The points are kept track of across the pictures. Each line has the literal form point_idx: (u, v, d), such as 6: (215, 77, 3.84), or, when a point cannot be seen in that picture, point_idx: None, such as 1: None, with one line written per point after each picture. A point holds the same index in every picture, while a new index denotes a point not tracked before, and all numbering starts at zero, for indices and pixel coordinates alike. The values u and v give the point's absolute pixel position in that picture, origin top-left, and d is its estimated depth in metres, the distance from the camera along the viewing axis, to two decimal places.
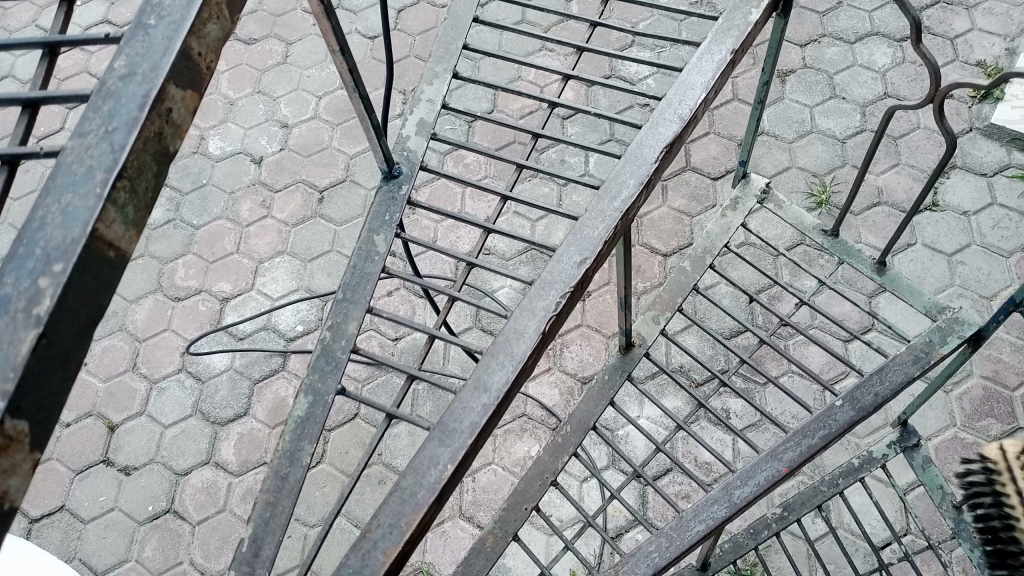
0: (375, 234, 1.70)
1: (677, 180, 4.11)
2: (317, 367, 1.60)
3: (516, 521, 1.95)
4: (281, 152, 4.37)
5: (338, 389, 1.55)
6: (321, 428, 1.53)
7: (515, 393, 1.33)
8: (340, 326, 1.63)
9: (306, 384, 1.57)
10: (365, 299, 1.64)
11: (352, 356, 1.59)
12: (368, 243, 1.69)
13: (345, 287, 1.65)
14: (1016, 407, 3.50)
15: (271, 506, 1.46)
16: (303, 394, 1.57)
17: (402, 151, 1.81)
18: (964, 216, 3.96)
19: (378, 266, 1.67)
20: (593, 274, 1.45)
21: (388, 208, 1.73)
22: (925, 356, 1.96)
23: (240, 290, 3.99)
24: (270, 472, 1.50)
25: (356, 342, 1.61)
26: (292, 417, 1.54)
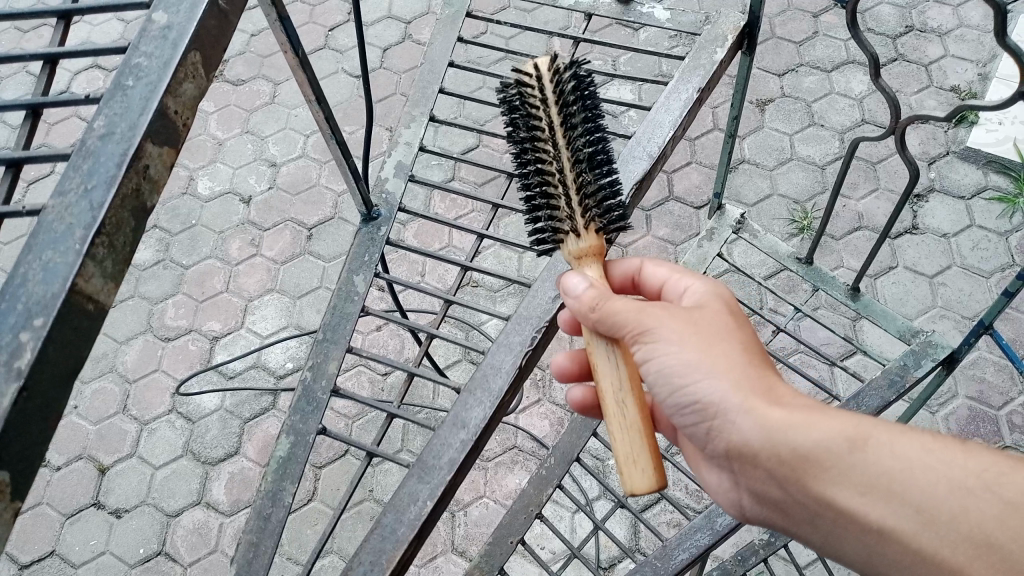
0: (354, 275, 1.73)
1: (660, 210, 4.17)
2: (297, 408, 1.62)
3: (502, 555, 1.94)
4: (270, 191, 4.42)
5: (318, 429, 1.57)
6: (303, 467, 1.55)
7: (493, 428, 1.36)
8: (321, 366, 1.66)
9: (288, 424, 1.59)
10: (345, 338, 1.67)
11: (333, 396, 1.62)
12: (347, 284, 1.72)
13: (325, 327, 1.68)
14: (1002, 426, 3.54)
15: (253, 546, 1.48)
16: (285, 434, 1.59)
17: (381, 193, 1.85)
18: (944, 239, 4.03)
19: (357, 306, 1.70)
20: (567, 308, 1.49)
21: (368, 251, 1.76)
22: (900, 380, 1.99)
23: (230, 329, 4.01)
24: (253, 512, 1.52)
25: (336, 381, 1.64)
26: (273, 457, 1.56)
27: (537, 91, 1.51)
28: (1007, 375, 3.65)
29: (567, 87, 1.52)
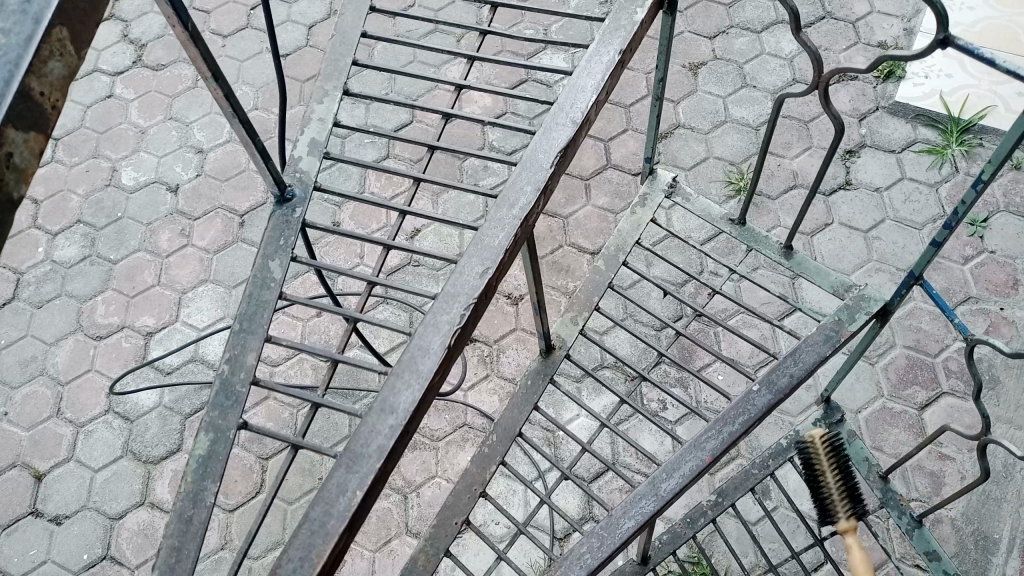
0: (270, 261, 1.66)
1: (599, 179, 4.15)
2: (216, 403, 1.55)
3: (448, 537, 1.90)
4: (197, 179, 4.28)
5: (238, 424, 1.52)
6: (223, 465, 1.49)
7: (423, 411, 1.31)
8: (240, 358, 1.59)
9: (206, 420, 1.53)
10: (262, 328, 1.60)
11: (252, 389, 1.56)
12: (263, 270, 1.65)
13: (241, 318, 1.61)
14: (939, 372, 3.67)
15: (175, 551, 1.43)
16: (204, 430, 1.53)
17: (294, 173, 1.77)
18: (877, 193, 4.09)
19: (274, 294, 1.64)
20: (497, 283, 1.42)
21: (283, 234, 1.69)
22: (835, 334, 1.99)
23: (164, 324, 3.89)
24: (174, 513, 1.46)
25: (256, 373, 1.58)
26: (192, 458, 1.49)
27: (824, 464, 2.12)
28: (941, 323, 3.78)
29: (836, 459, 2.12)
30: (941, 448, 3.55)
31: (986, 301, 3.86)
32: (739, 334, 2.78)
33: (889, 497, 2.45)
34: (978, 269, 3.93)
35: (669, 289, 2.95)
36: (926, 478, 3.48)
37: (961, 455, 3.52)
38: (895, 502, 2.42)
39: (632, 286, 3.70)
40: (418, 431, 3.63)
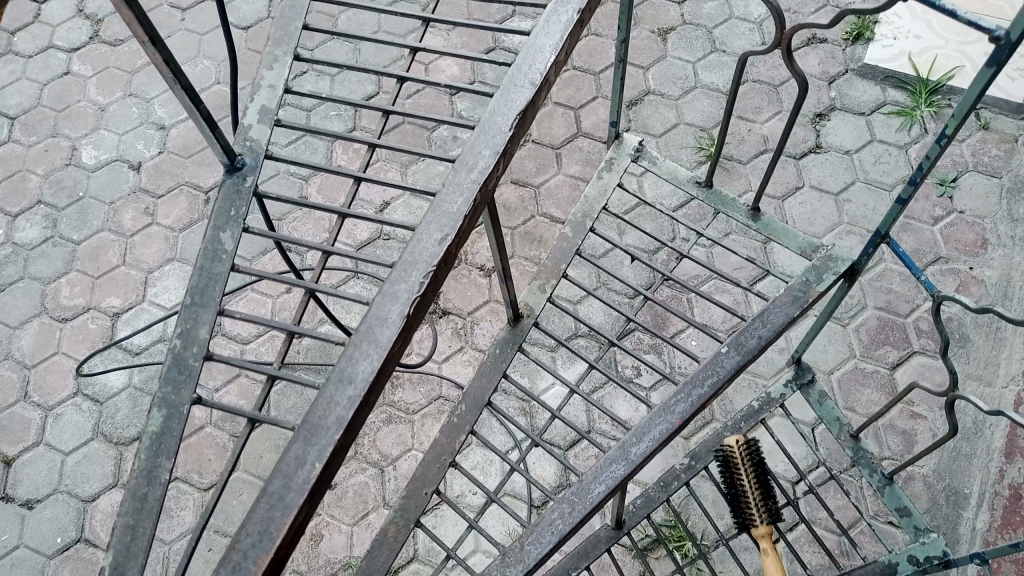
0: (221, 232, 1.62)
1: (570, 148, 4.11)
2: (169, 378, 1.52)
3: (419, 508, 1.88)
4: (160, 156, 4.19)
5: (192, 399, 1.49)
6: (178, 440, 1.47)
7: (383, 380, 1.28)
8: (193, 332, 1.56)
9: (159, 396, 1.50)
10: (214, 301, 1.56)
11: (206, 364, 1.53)
12: (214, 242, 1.60)
13: (192, 291, 1.56)
14: (909, 332, 3.70)
15: (131, 528, 1.41)
16: (157, 406, 1.50)
17: (243, 141, 1.72)
18: (847, 155, 4.09)
19: (226, 266, 1.59)
20: (457, 250, 1.38)
21: (234, 204, 1.65)
22: (803, 295, 1.98)
23: (131, 304, 3.82)
24: (128, 490, 1.43)
25: (209, 347, 1.54)
26: (145, 434, 1.47)
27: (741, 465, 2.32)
28: (911, 283, 3.81)
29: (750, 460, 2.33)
30: (913, 407, 3.59)
31: (955, 261, 3.88)
32: (711, 299, 2.76)
33: (859, 455, 2.47)
34: (948, 229, 3.96)
35: (638, 256, 2.94)
36: (898, 436, 3.52)
37: (932, 413, 3.56)
38: (865, 460, 2.45)
39: (605, 255, 3.68)
40: (393, 405, 3.60)
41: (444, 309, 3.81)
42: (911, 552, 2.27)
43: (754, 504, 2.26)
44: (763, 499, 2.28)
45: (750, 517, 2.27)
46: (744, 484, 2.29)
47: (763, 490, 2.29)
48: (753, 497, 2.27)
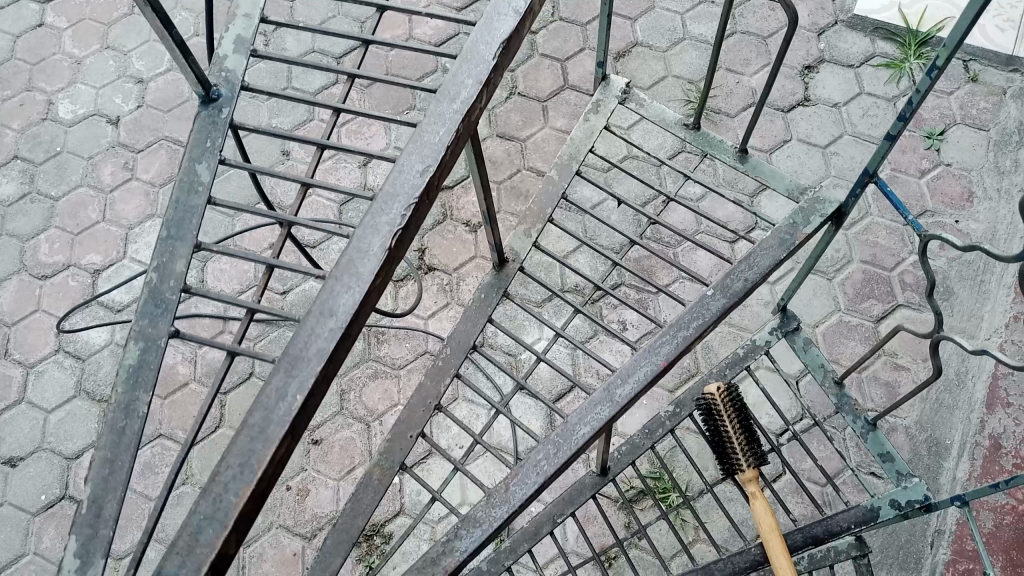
0: (196, 164, 1.59)
1: (556, 101, 4.06)
2: (145, 312, 1.51)
3: (403, 451, 1.88)
4: (138, 110, 4.11)
5: (169, 333, 1.48)
6: (155, 375, 1.47)
7: (365, 313, 1.26)
8: (169, 265, 1.54)
9: (135, 330, 1.49)
10: (191, 235, 1.54)
11: (183, 298, 1.52)
12: (189, 174, 1.57)
13: (167, 224, 1.54)
14: (895, 285, 3.71)
15: (109, 462, 1.42)
16: (134, 340, 1.50)
17: (218, 71, 1.68)
18: (835, 109, 4.05)
19: (202, 198, 1.57)
20: (439, 183, 1.36)
21: (209, 136, 1.61)
22: (790, 238, 1.96)
23: (112, 261, 3.76)
24: (106, 424, 1.45)
25: (186, 281, 1.53)
26: (122, 367, 1.48)
27: (723, 414, 2.31)
28: (898, 237, 3.81)
29: (732, 405, 2.32)
30: (897, 359, 3.61)
31: (941, 215, 3.88)
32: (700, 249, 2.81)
33: (844, 402, 2.48)
34: (935, 183, 3.95)
35: (621, 201, 2.94)
36: (881, 388, 3.54)
37: (915, 365, 3.58)
38: (849, 407, 2.45)
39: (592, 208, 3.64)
40: (379, 360, 3.59)
41: (429, 265, 3.77)
42: (893, 496, 2.28)
43: (740, 449, 2.27)
44: (748, 443, 2.29)
45: (736, 461, 2.28)
46: (728, 429, 2.29)
47: (746, 435, 2.31)
48: (738, 441, 2.28)
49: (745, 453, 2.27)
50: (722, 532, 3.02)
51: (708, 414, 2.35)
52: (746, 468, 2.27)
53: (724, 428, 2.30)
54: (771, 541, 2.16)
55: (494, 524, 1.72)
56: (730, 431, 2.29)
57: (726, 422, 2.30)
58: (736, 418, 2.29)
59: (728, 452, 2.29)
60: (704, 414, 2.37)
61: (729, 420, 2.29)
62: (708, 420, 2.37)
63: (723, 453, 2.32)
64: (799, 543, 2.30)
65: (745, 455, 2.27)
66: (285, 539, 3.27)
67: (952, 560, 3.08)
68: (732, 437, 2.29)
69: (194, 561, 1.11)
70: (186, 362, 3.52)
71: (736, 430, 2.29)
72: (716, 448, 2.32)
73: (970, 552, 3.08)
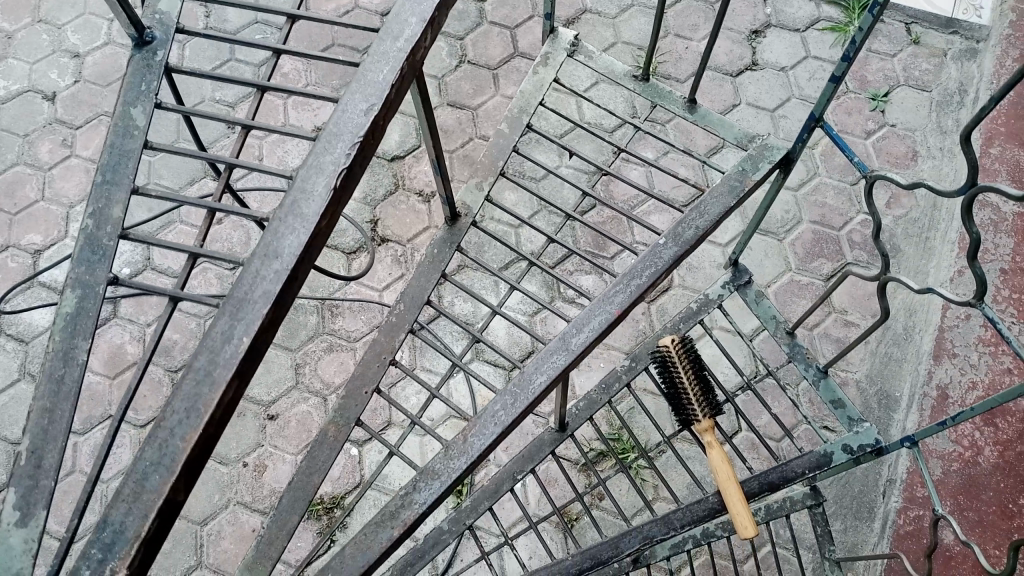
0: (131, 108, 1.60)
1: (506, 69, 4.03)
2: (81, 259, 1.53)
3: (359, 407, 1.87)
4: (76, 85, 3.98)
5: (107, 280, 1.51)
6: (94, 322, 1.49)
7: (311, 256, 1.27)
8: (105, 211, 1.56)
9: (73, 277, 1.51)
10: (127, 180, 1.56)
11: (120, 244, 1.54)
12: (124, 118, 1.59)
13: (103, 168, 1.56)
14: (843, 245, 3.77)
15: (48, 412, 1.44)
16: (71, 287, 1.52)
17: (153, 16, 1.69)
18: (782, 72, 4.09)
19: (137, 143, 1.58)
20: (383, 125, 1.36)
21: (144, 78, 1.62)
22: (739, 185, 1.98)
23: (53, 240, 3.65)
24: (45, 373, 1.46)
25: (124, 226, 1.55)
26: (59, 315, 1.49)
27: (677, 363, 2.33)
28: (846, 197, 3.87)
29: (685, 355, 2.35)
30: (847, 316, 3.67)
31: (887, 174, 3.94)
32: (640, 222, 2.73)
33: (796, 352, 2.52)
34: (880, 143, 4.02)
35: (577, 153, 2.85)
36: (832, 344, 3.61)
37: (864, 321, 3.65)
38: (801, 356, 2.50)
39: (545, 176, 3.61)
40: (334, 333, 3.54)
41: (382, 237, 3.73)
42: (846, 441, 2.33)
43: (694, 399, 2.29)
44: (703, 394, 2.31)
45: (692, 411, 2.30)
46: (683, 380, 2.32)
47: (701, 386, 2.33)
48: (693, 392, 2.30)
49: (700, 403, 2.29)
50: (682, 488, 3.05)
51: (662, 367, 2.37)
52: (702, 418, 2.28)
53: (679, 380, 2.32)
54: (727, 487, 2.17)
55: (452, 475, 1.69)
56: (685, 382, 2.32)
57: (681, 373, 2.32)
58: (691, 368, 2.32)
59: (683, 403, 2.32)
60: (659, 367, 2.40)
61: (683, 370, 2.31)
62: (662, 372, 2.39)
63: (677, 405, 2.35)
64: (754, 491, 2.32)
65: (701, 406, 2.29)
66: (243, 516, 3.22)
67: (903, 507, 3.11)
68: (687, 387, 2.31)
69: (141, 507, 1.14)
70: (134, 342, 3.44)
71: (692, 380, 2.32)
72: (671, 398, 2.35)
73: (921, 498, 3.11)
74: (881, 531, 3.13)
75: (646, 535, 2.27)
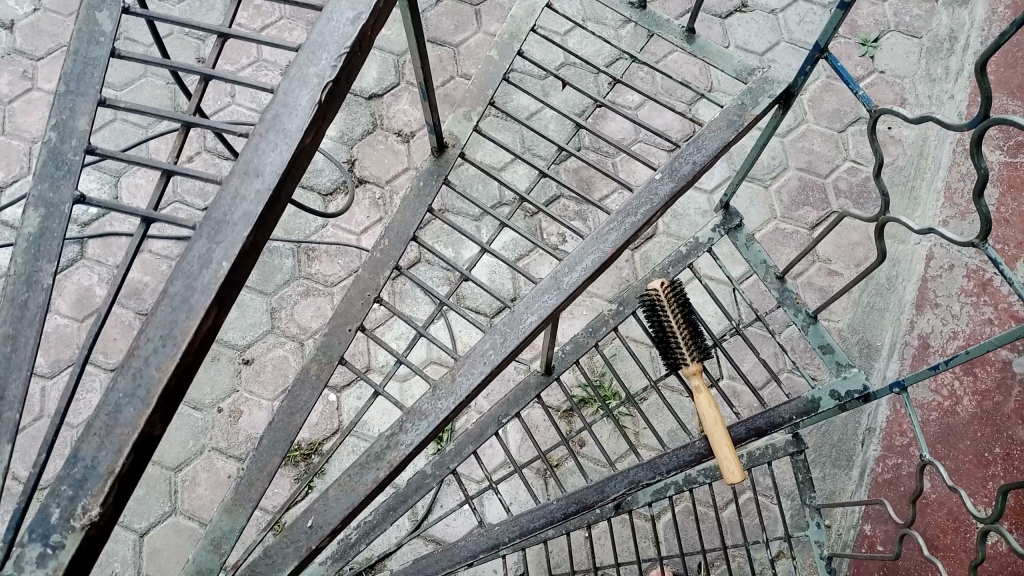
0: (96, 12, 1.48)
1: (489, 5, 3.89)
2: (44, 177, 1.43)
3: (343, 345, 1.80)
4: (35, 13, 3.78)
5: (73, 198, 1.41)
6: (60, 244, 1.40)
7: (294, 176, 1.19)
8: (69, 126, 1.45)
9: (35, 194, 1.41)
10: (93, 92, 1.45)
11: (86, 161, 1.44)
12: (89, 24, 1.48)
13: (67, 79, 1.45)
14: (829, 193, 3.73)
15: (11, 340, 1.36)
16: (33, 207, 1.42)
17: None
18: (772, 15, 3.99)
19: (104, 52, 1.47)
20: (372, 37, 1.27)
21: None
22: (738, 120, 1.90)
23: (15, 177, 3.49)
24: (7, 299, 1.38)
25: (91, 142, 1.45)
26: (22, 235, 1.40)
27: (665, 306, 2.28)
28: (833, 144, 3.81)
29: (675, 296, 2.30)
30: (831, 265, 3.65)
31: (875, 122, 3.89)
32: (636, 158, 2.66)
33: (785, 296, 2.49)
34: (868, 90, 3.95)
35: (569, 84, 2.78)
36: (816, 293, 3.59)
37: (848, 270, 3.63)
38: (791, 300, 2.46)
39: (529, 117, 3.51)
40: (311, 277, 3.45)
41: (360, 178, 3.62)
42: (833, 386, 2.31)
43: (683, 343, 2.24)
44: (692, 338, 2.27)
45: (680, 355, 2.26)
46: (672, 325, 2.27)
47: (691, 329, 2.28)
48: (683, 335, 2.25)
49: (688, 348, 2.25)
50: (665, 434, 3.04)
51: (651, 310, 2.32)
52: (689, 362, 2.25)
53: (668, 323, 2.27)
54: (714, 433, 2.14)
55: (440, 416, 1.64)
56: (674, 325, 2.27)
57: (670, 315, 2.27)
58: (681, 312, 2.27)
59: (671, 347, 2.28)
60: (648, 310, 2.34)
61: (672, 312, 2.26)
62: (651, 315, 2.34)
63: (665, 349, 2.30)
64: (741, 436, 2.29)
65: (689, 350, 2.25)
66: (219, 461, 3.16)
67: (882, 455, 3.14)
68: (676, 331, 2.27)
69: (115, 442, 1.07)
70: (103, 284, 3.33)
71: (682, 323, 2.27)
72: (659, 340, 2.30)
73: (899, 447, 3.12)
74: (860, 479, 3.15)
75: (631, 480, 2.24)
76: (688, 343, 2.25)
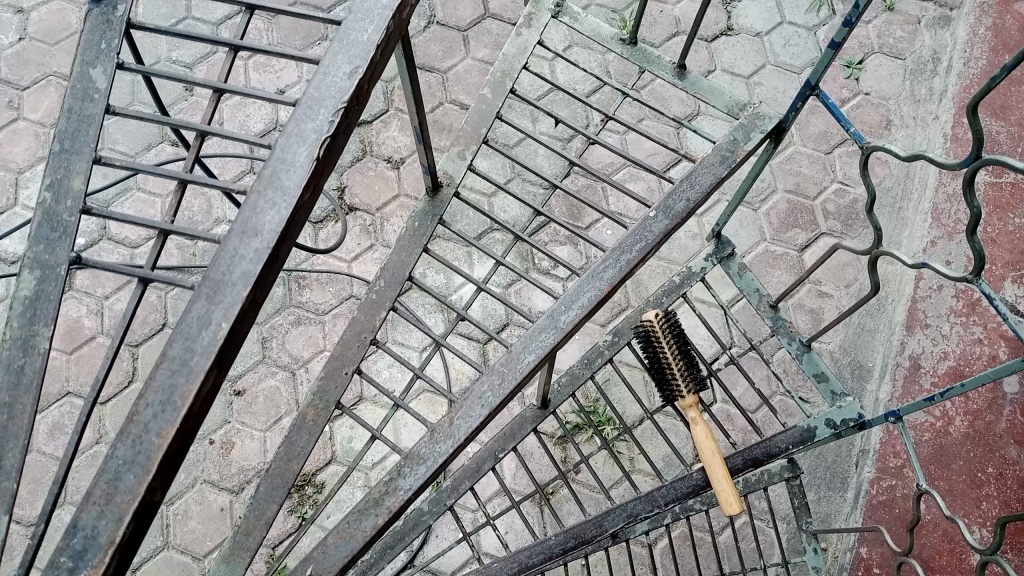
0: (90, 68, 1.47)
1: (477, 31, 3.90)
2: (39, 238, 1.42)
3: (339, 389, 1.80)
4: (20, 43, 3.76)
5: (69, 260, 1.40)
6: (55, 307, 1.39)
7: (292, 232, 1.19)
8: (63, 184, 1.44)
9: (30, 257, 1.40)
10: (88, 150, 1.44)
11: (81, 221, 1.43)
12: (83, 80, 1.47)
13: (61, 136, 1.44)
14: (818, 214, 3.75)
15: (9, 405, 1.35)
16: (28, 269, 1.40)
17: None
18: (757, 38, 4.03)
19: (99, 108, 1.47)
20: (368, 90, 1.27)
21: (102, 36, 1.49)
22: (730, 156, 1.91)
23: None
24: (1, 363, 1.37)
25: (86, 201, 1.44)
26: (17, 298, 1.39)
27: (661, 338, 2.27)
28: (820, 166, 3.84)
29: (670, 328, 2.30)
30: (821, 286, 3.66)
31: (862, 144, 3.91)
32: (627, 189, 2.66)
33: (779, 324, 2.49)
34: (853, 111, 3.99)
35: (560, 119, 2.73)
36: (806, 315, 3.60)
37: (838, 292, 3.64)
38: (784, 328, 2.47)
39: (519, 145, 3.51)
40: (302, 306, 3.43)
41: (350, 205, 3.61)
42: (829, 416, 2.30)
43: (679, 375, 2.24)
44: (688, 369, 2.26)
45: (676, 387, 2.25)
46: (668, 357, 2.26)
47: (686, 361, 2.28)
48: (678, 368, 2.24)
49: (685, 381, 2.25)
50: (659, 462, 3.04)
51: (645, 342, 2.32)
52: (686, 394, 2.24)
53: (664, 355, 2.26)
54: (711, 464, 2.13)
55: (439, 461, 1.63)
56: (670, 356, 2.26)
57: (665, 348, 2.27)
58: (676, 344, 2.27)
59: (667, 380, 2.28)
60: (643, 342, 2.34)
61: (668, 345, 2.26)
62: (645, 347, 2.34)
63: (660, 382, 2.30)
64: (738, 467, 2.28)
65: (686, 380, 2.24)
66: (211, 494, 3.13)
67: (877, 477, 3.14)
68: (671, 364, 2.26)
69: (115, 511, 1.06)
70: (92, 315, 3.29)
71: (677, 355, 2.27)
72: (655, 373, 2.30)
73: (893, 470, 3.13)
74: (854, 502, 3.15)
75: (629, 514, 2.23)
76: (684, 376, 2.24)
